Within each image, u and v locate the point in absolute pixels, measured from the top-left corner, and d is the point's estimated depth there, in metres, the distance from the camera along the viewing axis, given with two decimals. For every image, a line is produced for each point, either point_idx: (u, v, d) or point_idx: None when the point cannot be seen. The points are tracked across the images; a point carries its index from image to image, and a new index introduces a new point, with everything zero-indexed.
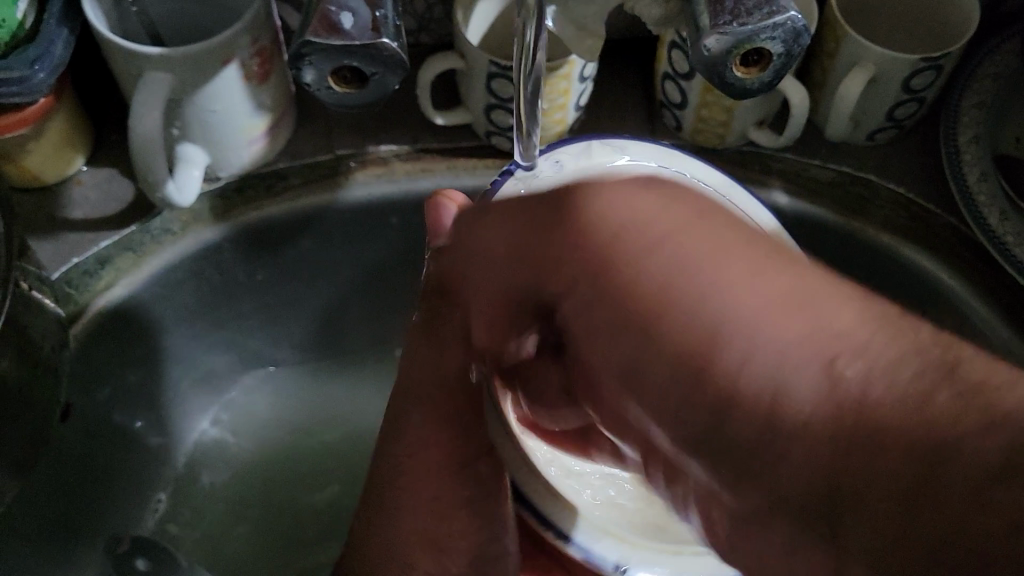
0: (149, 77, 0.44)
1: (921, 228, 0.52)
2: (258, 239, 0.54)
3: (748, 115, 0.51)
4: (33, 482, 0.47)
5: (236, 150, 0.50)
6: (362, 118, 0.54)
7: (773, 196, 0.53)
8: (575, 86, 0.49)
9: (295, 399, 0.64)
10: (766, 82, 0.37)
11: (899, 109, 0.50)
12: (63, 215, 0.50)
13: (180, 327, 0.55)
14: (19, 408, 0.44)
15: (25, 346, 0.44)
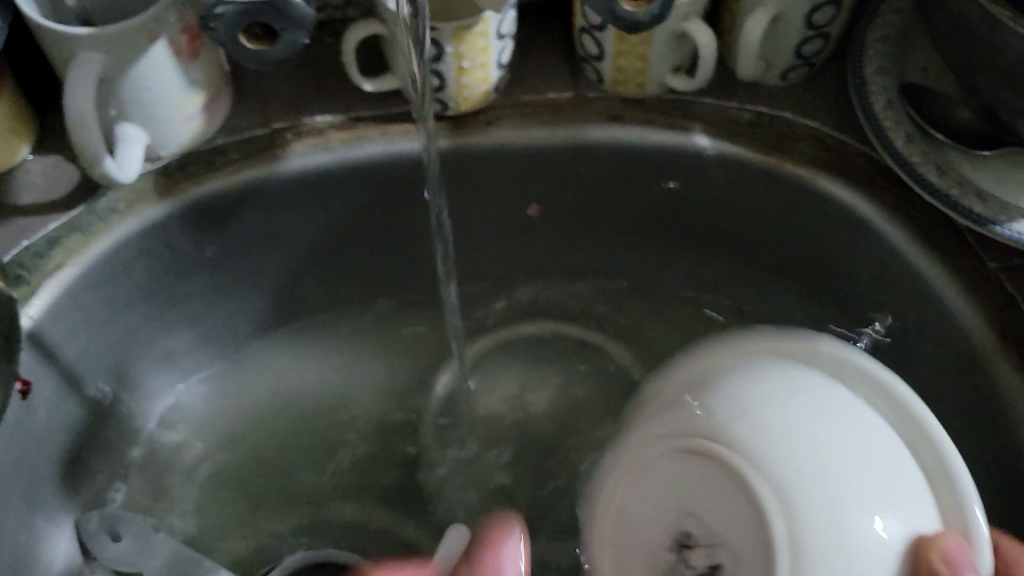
0: (80, 59, 0.46)
1: (837, 159, 0.54)
2: (202, 215, 0.55)
3: (662, 61, 0.53)
4: None
5: (174, 129, 0.52)
6: (296, 95, 0.56)
7: (694, 139, 0.55)
8: (494, 43, 0.51)
9: (248, 374, 0.65)
10: (655, 14, 0.41)
11: (806, 46, 0.52)
12: (13, 202, 0.52)
13: (134, 306, 0.56)
14: None
15: None
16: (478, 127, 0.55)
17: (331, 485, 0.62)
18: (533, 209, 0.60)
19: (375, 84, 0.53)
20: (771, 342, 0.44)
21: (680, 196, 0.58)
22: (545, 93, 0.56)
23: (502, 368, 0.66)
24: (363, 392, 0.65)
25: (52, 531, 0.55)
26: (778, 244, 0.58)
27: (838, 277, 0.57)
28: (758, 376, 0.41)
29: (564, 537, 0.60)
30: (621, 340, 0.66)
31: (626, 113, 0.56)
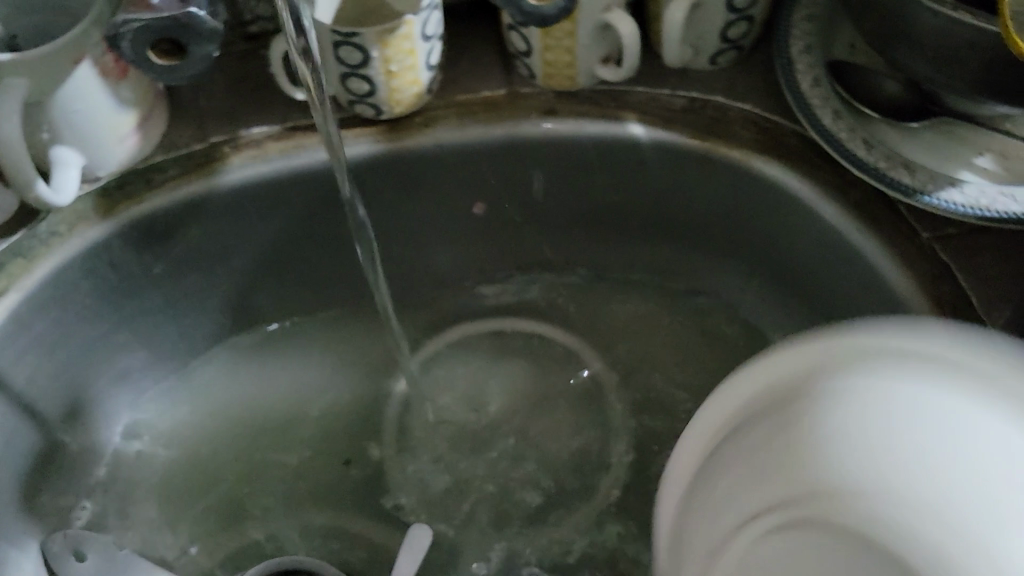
0: (5, 86, 0.46)
1: (771, 140, 0.54)
2: (144, 233, 0.55)
3: (590, 53, 0.53)
4: None
5: (110, 149, 0.52)
6: (232, 108, 0.57)
7: (629, 129, 0.55)
8: (420, 45, 0.51)
9: (209, 387, 0.65)
10: (561, 7, 0.41)
11: (731, 29, 0.53)
12: None
13: (84, 328, 0.57)
14: None
15: None
16: (415, 129, 0.55)
17: (295, 493, 0.62)
18: (479, 207, 0.61)
19: (307, 91, 0.53)
20: (831, 352, 0.40)
21: (620, 186, 0.59)
22: (480, 92, 0.57)
23: (461, 367, 0.67)
24: (326, 397, 0.66)
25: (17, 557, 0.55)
26: (721, 226, 0.59)
27: (781, 255, 0.57)
28: (833, 396, 0.38)
29: (528, 530, 0.61)
30: (576, 333, 0.67)
31: (560, 106, 0.56)
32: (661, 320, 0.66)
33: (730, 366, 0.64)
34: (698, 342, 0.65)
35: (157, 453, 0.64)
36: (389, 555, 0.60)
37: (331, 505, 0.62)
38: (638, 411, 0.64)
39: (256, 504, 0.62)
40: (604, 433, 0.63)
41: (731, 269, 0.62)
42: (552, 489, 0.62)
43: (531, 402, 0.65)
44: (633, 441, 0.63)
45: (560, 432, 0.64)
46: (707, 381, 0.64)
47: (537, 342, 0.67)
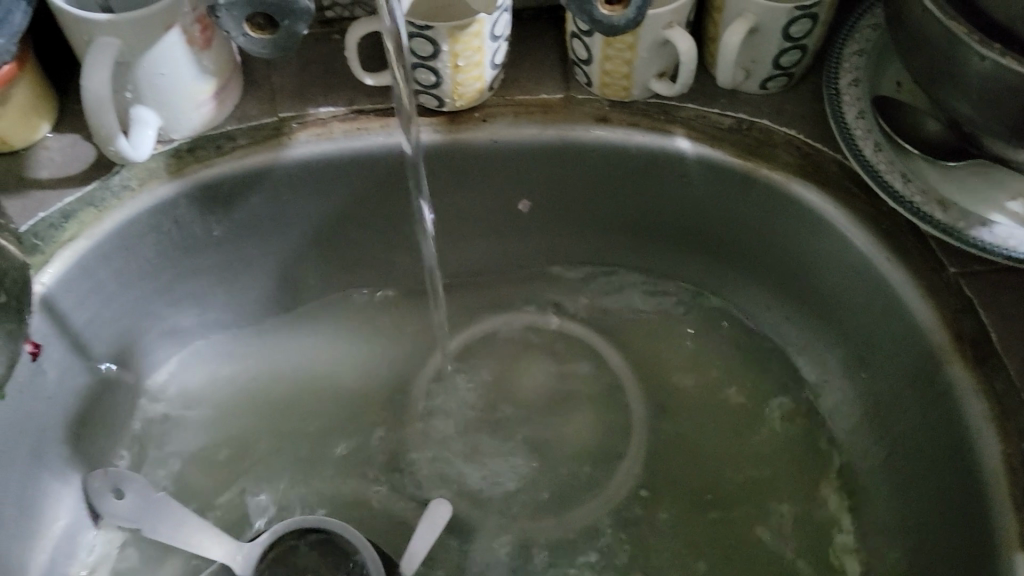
0: (99, 43, 0.49)
1: (812, 165, 0.56)
2: (209, 196, 0.58)
3: (648, 66, 0.55)
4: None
5: (186, 113, 0.55)
6: (302, 87, 0.60)
7: (676, 142, 0.58)
8: (488, 44, 0.54)
9: (248, 351, 0.68)
10: (632, 19, 0.44)
11: (784, 57, 0.55)
12: (31, 175, 0.55)
13: (141, 279, 0.60)
14: None
15: None
16: (473, 123, 0.58)
17: (321, 458, 0.65)
18: (524, 204, 0.64)
19: (377, 77, 0.56)
20: None
21: (662, 196, 0.61)
22: (537, 94, 0.59)
23: (490, 353, 0.69)
24: (360, 367, 0.68)
25: (55, 489, 0.58)
26: (758, 241, 0.61)
27: (813, 277, 0.60)
28: None
29: (544, 513, 0.63)
30: (604, 334, 0.69)
31: (613, 115, 0.58)
32: (687, 329, 0.68)
33: (748, 379, 0.66)
34: (723, 353, 0.67)
35: (195, 413, 0.66)
36: (407, 526, 0.62)
37: (354, 472, 0.64)
38: (657, 413, 0.66)
39: (282, 465, 0.64)
40: (622, 432, 0.66)
41: (763, 287, 0.64)
42: (569, 479, 0.64)
43: (554, 395, 0.68)
44: (650, 442, 0.65)
45: (581, 426, 0.66)
46: (726, 392, 0.66)
47: (566, 338, 0.70)
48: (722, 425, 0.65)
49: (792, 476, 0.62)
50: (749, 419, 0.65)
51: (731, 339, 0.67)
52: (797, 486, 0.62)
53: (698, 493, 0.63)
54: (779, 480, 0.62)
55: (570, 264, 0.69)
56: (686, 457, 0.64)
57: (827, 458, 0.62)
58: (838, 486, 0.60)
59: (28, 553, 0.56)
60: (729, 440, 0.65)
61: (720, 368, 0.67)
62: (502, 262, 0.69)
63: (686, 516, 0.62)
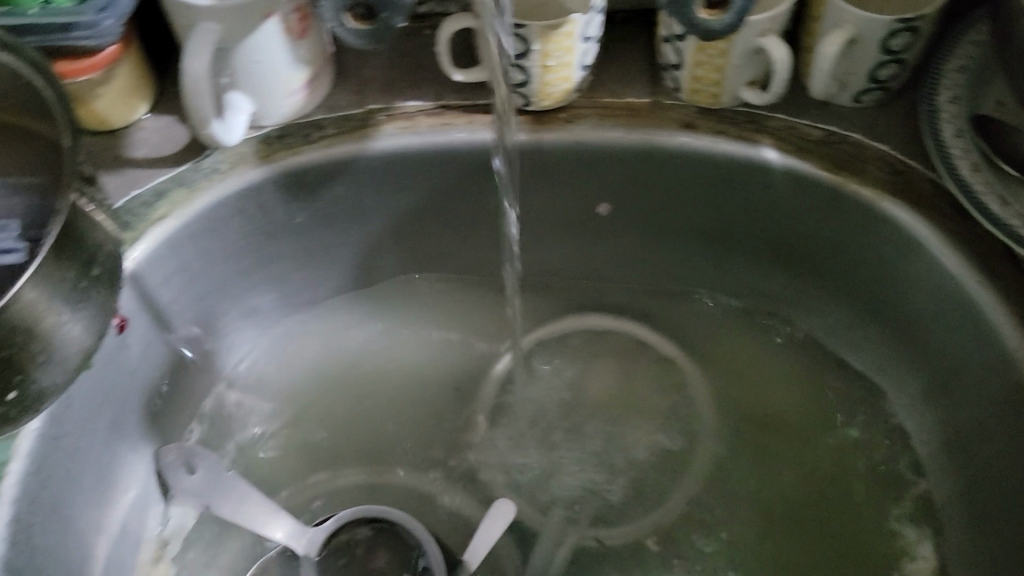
0: (200, 28, 0.50)
1: (904, 182, 0.55)
2: (295, 183, 0.59)
3: (739, 74, 0.54)
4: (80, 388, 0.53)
5: (278, 100, 0.56)
6: (391, 80, 0.60)
7: (763, 152, 0.57)
8: (579, 45, 0.54)
9: (322, 338, 0.69)
10: (730, 24, 0.43)
11: (880, 70, 0.54)
12: (127, 155, 0.57)
13: (225, 261, 0.61)
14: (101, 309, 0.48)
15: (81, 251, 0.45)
16: (558, 123, 0.58)
17: (388, 448, 0.65)
18: (603, 207, 0.63)
19: (466, 73, 0.56)
20: None
21: (745, 206, 0.60)
22: (623, 98, 0.59)
23: (560, 355, 0.69)
24: (430, 361, 0.69)
25: (131, 459, 0.60)
26: (842, 256, 0.60)
27: (898, 297, 0.58)
28: None
29: (607, 518, 0.62)
30: (676, 343, 0.69)
31: (700, 122, 0.58)
32: (762, 343, 0.67)
33: (822, 397, 0.65)
34: (798, 370, 0.66)
35: (267, 396, 0.67)
36: (469, 522, 0.62)
37: (419, 464, 0.65)
38: (726, 427, 0.65)
39: (348, 452, 0.65)
40: (689, 443, 0.65)
41: (844, 305, 0.63)
42: (633, 486, 0.63)
43: (622, 401, 0.67)
44: (717, 456, 0.64)
45: (648, 434, 0.66)
46: (799, 409, 0.65)
47: (637, 345, 0.69)
48: (794, 443, 0.64)
49: (863, 500, 0.60)
50: (820, 438, 0.64)
51: (806, 355, 0.66)
52: (869, 510, 0.60)
53: (765, 509, 0.62)
54: (851, 503, 0.61)
55: (646, 271, 0.69)
56: (754, 472, 0.63)
57: (902, 484, 0.60)
58: (912, 513, 0.59)
59: (103, 519, 0.57)
60: (799, 458, 0.63)
61: (794, 384, 0.66)
62: (577, 265, 0.69)
63: (751, 533, 0.61)
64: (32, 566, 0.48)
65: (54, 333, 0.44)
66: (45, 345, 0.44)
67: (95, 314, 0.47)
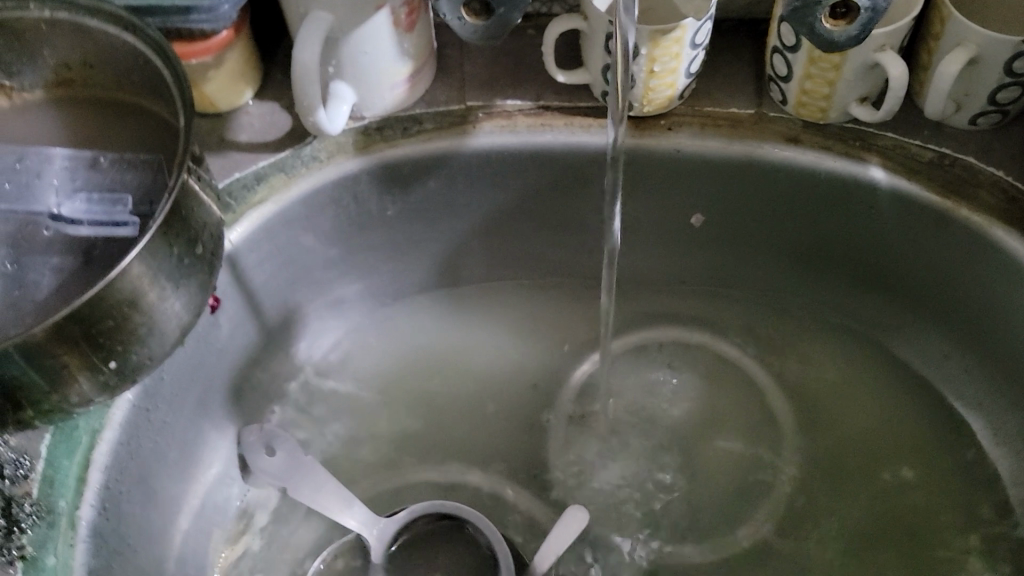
0: (313, 16, 0.50)
1: (1018, 212, 0.53)
2: (392, 175, 0.59)
3: (851, 89, 0.53)
4: (173, 364, 0.54)
5: (381, 93, 0.56)
6: (492, 78, 0.60)
7: (870, 170, 0.56)
8: (687, 51, 0.53)
9: (402, 333, 0.69)
10: (854, 36, 0.42)
11: (1001, 92, 0.52)
12: (231, 138, 0.58)
13: (319, 249, 0.62)
14: (202, 289, 0.49)
15: (184, 232, 0.46)
16: (658, 131, 0.57)
17: (463, 447, 0.65)
18: (697, 217, 0.62)
19: (569, 75, 0.56)
20: None
21: (846, 226, 0.59)
22: (727, 107, 0.57)
23: (641, 365, 0.68)
24: (510, 362, 0.68)
25: (214, 437, 0.61)
26: (944, 284, 0.58)
27: (1002, 330, 0.56)
28: None
29: (683, 535, 0.61)
30: (761, 361, 0.67)
31: (805, 136, 0.56)
32: (850, 368, 0.66)
33: (913, 429, 0.63)
34: (888, 397, 0.64)
35: (349, 387, 0.67)
36: (541, 527, 0.62)
37: (494, 465, 0.64)
38: (809, 451, 0.63)
39: (424, 446, 0.65)
40: (771, 465, 0.63)
41: (944, 334, 0.61)
42: (710, 504, 0.62)
43: (703, 417, 0.66)
44: (800, 479, 0.62)
45: (729, 452, 0.64)
46: (889, 439, 0.63)
47: (721, 360, 0.68)
48: (881, 473, 0.62)
49: (949, 537, 0.59)
50: (909, 468, 0.62)
51: (898, 384, 0.64)
52: (959, 547, 0.58)
53: (848, 539, 0.60)
54: (935, 541, 0.59)
55: (735, 285, 0.67)
56: (837, 500, 0.61)
57: (994, 526, 0.58)
58: (999, 557, 0.57)
59: (184, 493, 0.58)
60: (885, 489, 0.61)
61: (884, 411, 0.64)
62: (665, 276, 0.68)
63: (832, 561, 0.59)
64: (117, 534, 0.50)
65: (156, 308, 0.45)
66: (148, 319, 0.45)
67: (194, 293, 0.48)
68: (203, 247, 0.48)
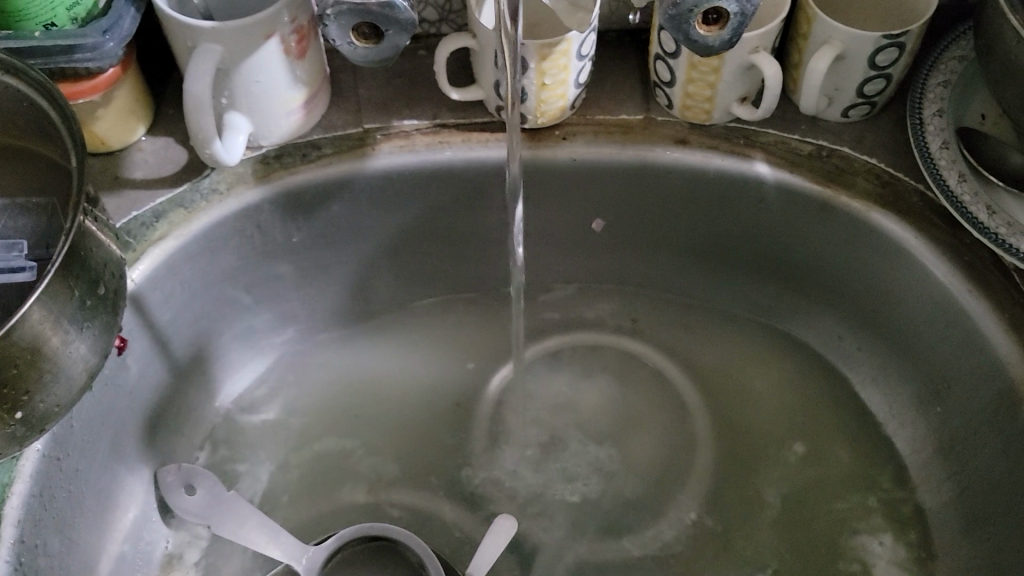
0: (202, 49, 0.50)
1: (892, 194, 0.56)
2: (294, 203, 0.59)
3: (730, 90, 0.55)
4: (83, 408, 0.53)
5: (277, 121, 0.56)
6: (388, 101, 0.61)
7: (756, 167, 0.58)
8: (575, 63, 0.55)
9: (317, 361, 0.69)
10: (727, 40, 0.44)
11: (868, 85, 0.55)
12: (126, 176, 0.57)
13: (225, 281, 0.61)
14: (107, 331, 0.48)
15: (84, 275, 0.45)
16: (553, 140, 0.59)
17: (387, 465, 0.65)
18: (597, 223, 0.64)
19: (462, 92, 0.57)
20: None
21: (737, 221, 0.62)
22: (616, 115, 0.60)
23: (556, 371, 0.70)
24: (427, 379, 0.69)
25: (131, 480, 0.60)
26: (832, 267, 0.61)
27: (889, 306, 0.60)
28: None
29: (608, 531, 0.63)
30: (670, 356, 0.70)
31: (692, 137, 0.59)
32: (753, 356, 0.69)
33: (815, 409, 0.66)
34: (791, 380, 0.67)
35: (267, 418, 0.67)
36: (470, 536, 0.63)
37: (420, 481, 0.65)
38: (722, 438, 0.66)
39: (346, 470, 0.65)
40: (687, 455, 0.65)
41: (837, 317, 0.64)
42: (632, 497, 0.64)
43: (619, 415, 0.68)
44: (715, 465, 0.65)
45: (646, 446, 0.66)
46: (795, 420, 0.66)
47: (632, 358, 0.70)
48: (790, 453, 0.65)
49: (854, 504, 0.62)
50: (812, 445, 0.65)
51: (798, 366, 0.67)
52: (861, 509, 0.61)
53: (763, 518, 0.62)
54: (836, 503, 0.62)
55: (640, 284, 0.70)
56: (750, 482, 0.64)
57: (896, 491, 0.61)
58: (900, 517, 0.60)
59: (103, 539, 0.57)
60: (794, 466, 0.64)
61: (788, 395, 0.67)
62: (572, 282, 0.70)
63: (755, 537, 0.62)
64: None
65: (61, 353, 0.44)
66: (53, 365, 0.44)
67: (100, 334, 0.47)
68: (104, 287, 0.47)
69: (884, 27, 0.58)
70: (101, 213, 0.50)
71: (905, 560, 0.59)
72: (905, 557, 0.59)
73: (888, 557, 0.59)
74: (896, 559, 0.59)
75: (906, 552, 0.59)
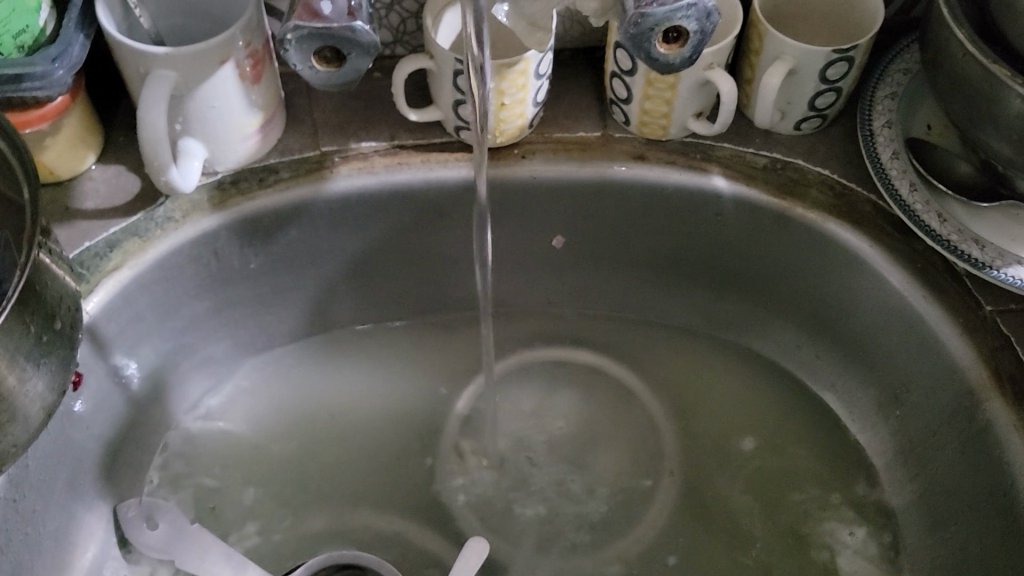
0: (155, 75, 0.49)
1: (846, 205, 0.58)
2: (252, 228, 0.58)
3: (686, 106, 0.56)
4: (38, 447, 0.51)
5: (232, 146, 0.56)
6: (344, 122, 0.60)
7: (713, 181, 0.59)
8: (532, 82, 0.55)
9: (278, 387, 0.68)
10: (686, 57, 0.45)
11: (820, 98, 0.56)
12: (76, 207, 0.55)
13: (183, 309, 0.60)
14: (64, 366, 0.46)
15: (39, 310, 0.44)
16: (513, 159, 0.59)
17: (354, 490, 0.64)
18: (558, 240, 0.64)
19: (421, 113, 0.57)
20: None
21: (696, 234, 0.62)
22: (575, 133, 0.60)
23: (520, 388, 0.70)
24: (391, 401, 0.68)
25: (89, 519, 0.58)
26: (790, 277, 0.62)
27: (845, 313, 0.61)
28: None
29: (578, 546, 0.63)
30: (633, 368, 0.70)
31: (650, 153, 0.59)
32: (715, 366, 0.69)
33: (777, 416, 0.67)
34: (753, 389, 0.68)
35: (228, 448, 0.65)
36: (441, 558, 0.62)
37: (387, 504, 0.64)
38: (688, 449, 0.66)
39: (313, 496, 0.64)
40: (654, 466, 0.66)
41: (796, 325, 0.65)
42: (603, 509, 0.64)
43: (585, 429, 0.68)
44: (682, 476, 0.65)
45: (614, 460, 0.66)
46: (758, 426, 0.67)
47: (596, 372, 0.70)
48: (755, 460, 0.66)
49: (812, 495, 0.63)
50: (776, 450, 0.66)
51: (759, 374, 0.68)
52: (824, 501, 0.63)
53: (731, 525, 0.63)
54: (796, 499, 0.63)
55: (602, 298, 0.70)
56: (717, 490, 0.64)
57: (860, 493, 0.62)
58: (862, 517, 0.61)
59: None
60: (760, 470, 0.65)
61: (751, 403, 0.68)
62: (534, 299, 0.70)
63: (724, 547, 0.62)
64: None
65: (18, 392, 0.43)
66: (8, 404, 0.42)
67: (57, 369, 0.46)
68: (60, 321, 0.46)
69: (831, 41, 0.59)
70: (53, 244, 0.48)
71: (869, 556, 0.60)
72: (871, 556, 0.60)
73: (858, 547, 0.60)
74: (858, 558, 0.60)
75: (868, 550, 0.60)
